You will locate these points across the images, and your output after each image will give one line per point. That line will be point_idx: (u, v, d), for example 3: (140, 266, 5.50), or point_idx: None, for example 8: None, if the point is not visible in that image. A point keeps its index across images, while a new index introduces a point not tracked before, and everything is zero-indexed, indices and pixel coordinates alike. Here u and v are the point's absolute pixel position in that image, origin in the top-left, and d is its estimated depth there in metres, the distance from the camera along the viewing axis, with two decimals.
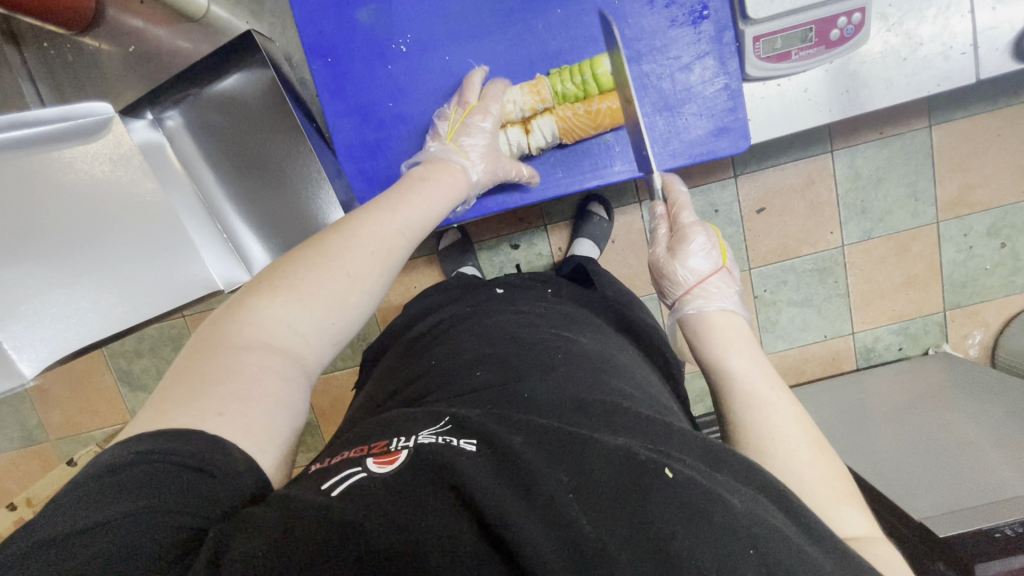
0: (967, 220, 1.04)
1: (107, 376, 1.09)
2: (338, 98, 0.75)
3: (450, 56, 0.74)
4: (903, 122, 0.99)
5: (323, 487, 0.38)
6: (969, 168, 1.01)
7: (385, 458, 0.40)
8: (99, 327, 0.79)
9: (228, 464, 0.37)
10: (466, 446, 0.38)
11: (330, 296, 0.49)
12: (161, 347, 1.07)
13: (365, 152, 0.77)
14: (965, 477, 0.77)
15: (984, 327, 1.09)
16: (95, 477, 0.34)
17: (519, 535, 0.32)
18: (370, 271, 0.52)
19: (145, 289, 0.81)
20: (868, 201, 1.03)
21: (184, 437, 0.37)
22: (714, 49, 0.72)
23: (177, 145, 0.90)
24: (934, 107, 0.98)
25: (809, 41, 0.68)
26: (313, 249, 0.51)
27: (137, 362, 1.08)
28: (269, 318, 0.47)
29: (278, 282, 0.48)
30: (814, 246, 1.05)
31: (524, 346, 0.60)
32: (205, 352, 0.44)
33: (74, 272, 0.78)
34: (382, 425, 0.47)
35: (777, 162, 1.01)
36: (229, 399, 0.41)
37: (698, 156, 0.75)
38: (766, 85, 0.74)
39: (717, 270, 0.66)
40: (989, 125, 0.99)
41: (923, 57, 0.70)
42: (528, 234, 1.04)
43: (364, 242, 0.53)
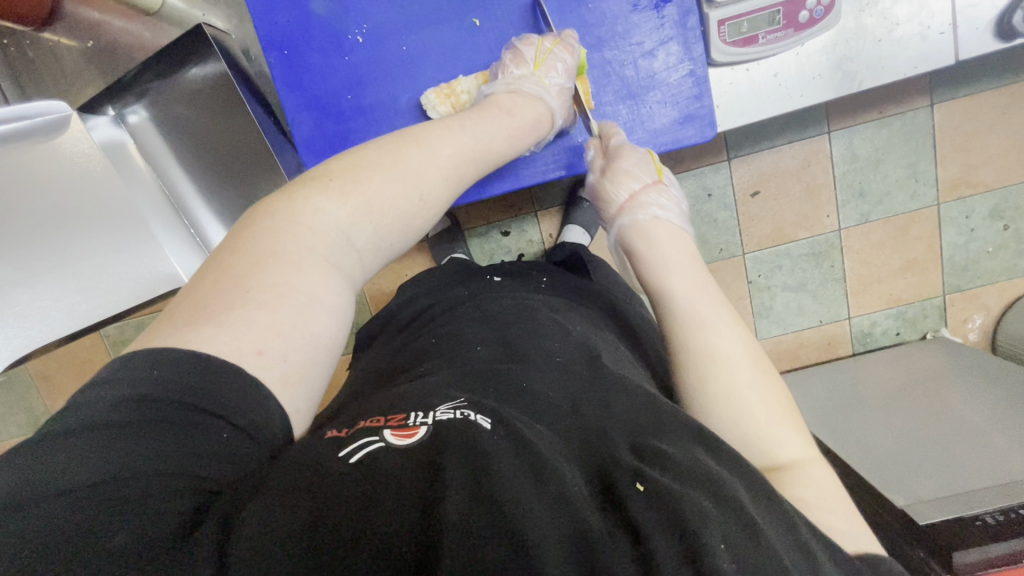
0: (969, 202, 1.01)
1: (108, 364, 1.12)
2: (294, 91, 0.74)
3: (407, 47, 0.73)
4: (903, 101, 0.96)
5: (340, 454, 0.38)
6: (972, 148, 0.98)
7: (404, 431, 0.41)
8: (60, 325, 0.81)
9: (256, 417, 0.38)
10: (483, 424, 0.40)
11: (397, 215, 0.54)
12: None
13: (323, 145, 0.75)
14: (952, 463, 0.77)
15: (984, 311, 1.07)
16: (103, 425, 0.34)
17: (530, 513, 0.32)
18: (436, 193, 0.57)
19: (112, 289, 0.84)
20: (866, 183, 1.01)
21: (221, 370, 0.38)
22: (678, 34, 0.70)
23: (140, 142, 0.91)
24: (935, 85, 0.95)
25: (777, 23, 0.66)
26: (393, 163, 0.54)
27: None
28: (328, 223, 0.50)
29: (349, 187, 0.51)
30: (810, 230, 1.04)
31: (528, 334, 0.60)
32: (255, 262, 0.45)
33: (33, 273, 0.78)
34: (398, 394, 0.48)
35: (772, 144, 0.99)
36: (268, 335, 0.42)
37: (663, 145, 0.74)
38: (734, 71, 0.72)
39: (654, 184, 0.68)
40: (992, 102, 0.95)
41: (900, 38, 0.68)
42: (519, 221, 1.03)
43: (429, 172, 0.56)
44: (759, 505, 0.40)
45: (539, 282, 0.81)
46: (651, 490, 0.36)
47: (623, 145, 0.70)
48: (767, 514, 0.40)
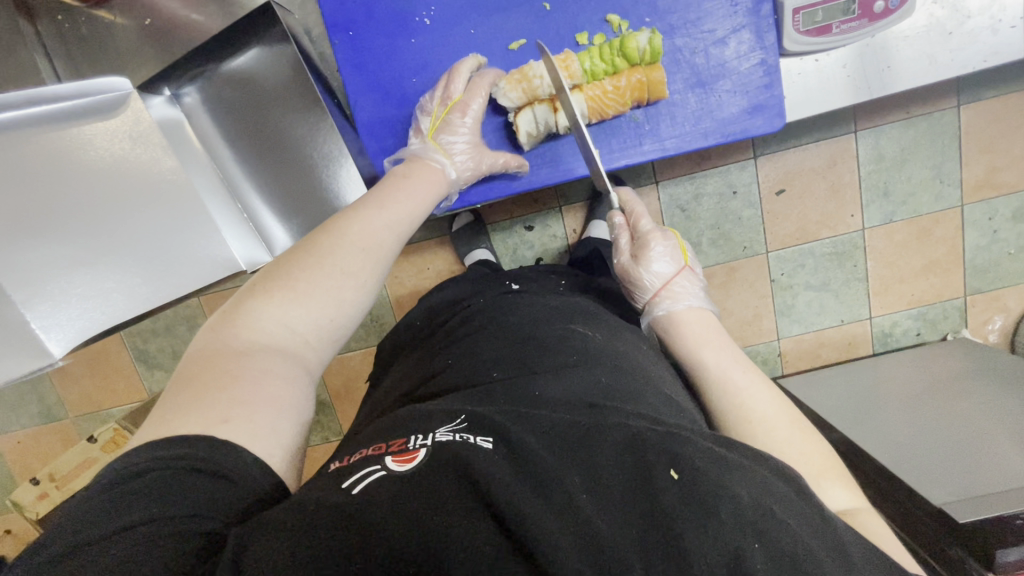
0: (993, 203, 1.01)
1: (124, 355, 1.10)
2: (359, 74, 0.74)
3: (473, 30, 0.73)
4: (930, 101, 0.96)
5: (342, 487, 0.38)
6: (997, 150, 0.98)
7: (404, 455, 0.40)
8: (125, 307, 0.79)
9: (238, 465, 0.38)
10: (482, 443, 0.39)
11: (330, 294, 0.52)
12: (176, 326, 1.08)
13: (386, 129, 0.76)
14: (983, 463, 0.76)
15: (1005, 313, 1.08)
16: (103, 493, 0.35)
17: (539, 534, 0.33)
18: (367, 268, 0.54)
19: (168, 272, 0.81)
20: (891, 183, 1.01)
21: (191, 442, 0.38)
22: (751, 22, 0.70)
23: (195, 123, 0.90)
24: (962, 85, 0.95)
25: (851, 13, 0.66)
26: (308, 254, 0.52)
27: (153, 341, 1.09)
28: (267, 320, 0.48)
29: (274, 285, 0.50)
30: (834, 230, 1.04)
31: (539, 340, 0.60)
32: (204, 364, 0.45)
33: (97, 255, 0.77)
34: (402, 417, 0.47)
35: (799, 142, 0.99)
36: (231, 405, 0.42)
37: (731, 135, 0.73)
38: (802, 61, 0.71)
39: (683, 270, 0.72)
40: (1019, 104, 0.96)
41: (971, 30, 0.68)
42: (543, 216, 1.03)
43: (346, 249, 0.53)
44: (780, 492, 0.41)
45: (559, 285, 0.81)
46: (665, 494, 0.37)
47: (651, 230, 0.74)
48: (787, 490, 0.42)
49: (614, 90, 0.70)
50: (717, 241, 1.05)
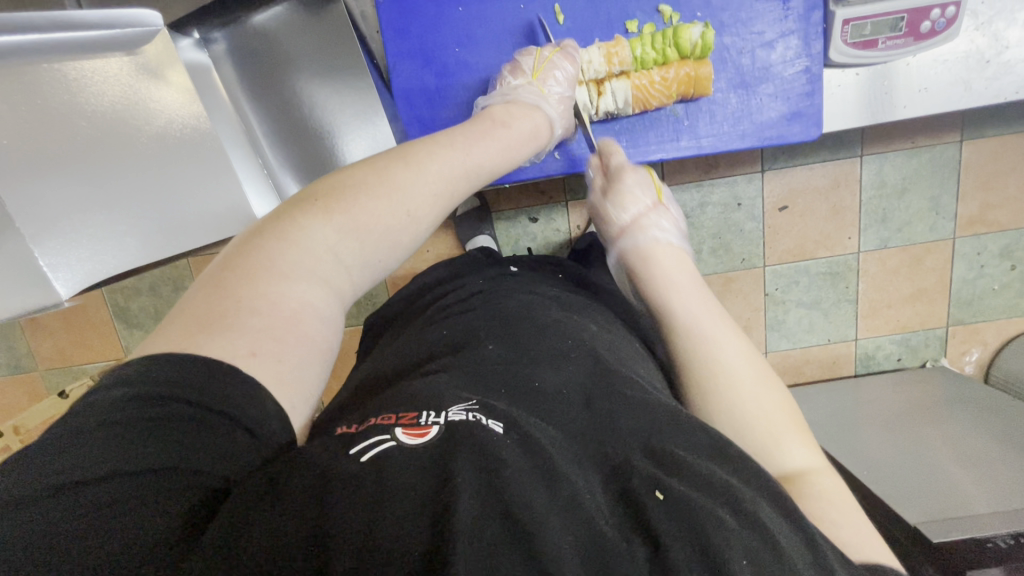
0: (983, 239, 1.04)
1: (102, 311, 1.06)
2: (399, 38, 0.72)
3: (524, 5, 0.71)
4: (936, 134, 0.98)
5: (350, 453, 0.36)
6: (993, 188, 1.01)
7: (416, 430, 0.37)
8: (138, 251, 0.76)
9: (257, 417, 0.36)
10: (492, 426, 0.37)
11: (383, 233, 0.51)
12: (160, 286, 1.04)
13: (423, 97, 0.74)
14: (956, 487, 0.79)
15: (982, 346, 1.11)
16: (93, 420, 0.32)
17: (543, 527, 0.30)
18: (427, 210, 0.54)
19: (185, 221, 0.79)
20: (890, 210, 1.03)
21: (224, 373, 0.36)
22: (800, 28, 0.70)
23: (222, 70, 0.86)
24: (968, 121, 0.97)
25: (899, 30, 0.67)
26: (377, 179, 0.51)
27: (136, 300, 1.05)
28: (319, 243, 0.47)
29: (336, 207, 0.48)
30: (830, 250, 1.06)
31: (538, 328, 0.57)
32: (243, 276, 0.43)
33: (110, 194, 0.73)
34: (404, 393, 0.44)
35: (806, 161, 1.00)
36: (263, 338, 0.40)
37: (767, 140, 0.74)
38: (844, 73, 0.73)
39: (654, 206, 0.73)
40: (1019, 145, 0.99)
41: (1008, 60, 0.70)
42: (548, 208, 1.02)
43: (420, 188, 0.53)
44: (773, 514, 0.39)
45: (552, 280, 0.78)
46: (652, 509, 0.35)
47: (623, 165, 0.73)
48: (783, 520, 0.39)
49: (661, 80, 0.70)
50: (717, 251, 1.06)
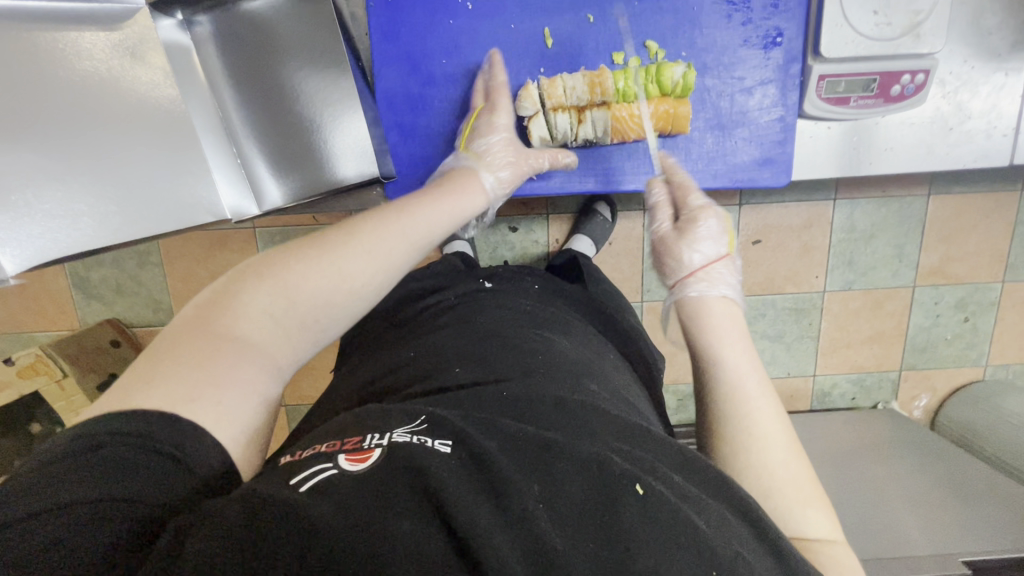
0: (940, 290, 1.09)
1: (60, 279, 1.02)
2: (388, 42, 0.72)
3: (515, 25, 0.72)
4: (905, 186, 1.02)
5: (291, 483, 0.35)
6: (954, 242, 1.06)
7: (358, 454, 0.37)
8: (93, 233, 0.68)
9: (202, 457, 0.36)
10: (438, 445, 0.37)
11: (371, 291, 0.51)
12: (125, 258, 1.01)
13: (405, 104, 0.74)
14: (894, 529, 0.82)
15: (931, 392, 1.16)
16: (47, 462, 0.33)
17: (485, 544, 0.31)
18: (412, 268, 0.55)
19: (149, 204, 0.70)
20: (856, 255, 1.07)
21: (178, 423, 0.36)
22: (778, 78, 0.72)
23: (203, 53, 0.74)
24: (936, 177, 1.02)
25: (870, 91, 0.70)
26: (370, 232, 0.52)
27: (97, 270, 1.01)
28: (309, 295, 0.47)
29: (313, 253, 0.49)
30: (798, 288, 1.09)
31: (505, 343, 0.57)
32: (229, 324, 0.43)
33: (74, 168, 0.66)
34: (352, 415, 0.43)
35: (782, 199, 1.03)
36: (212, 386, 0.39)
37: (738, 182, 0.76)
38: (817, 125, 0.75)
39: (724, 257, 0.63)
40: (980, 205, 1.03)
41: (969, 129, 0.74)
42: (528, 220, 1.02)
43: (411, 247, 0.54)
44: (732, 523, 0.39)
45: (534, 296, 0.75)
46: (629, 511, 0.35)
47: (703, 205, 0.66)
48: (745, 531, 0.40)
49: (641, 115, 0.71)
50: None
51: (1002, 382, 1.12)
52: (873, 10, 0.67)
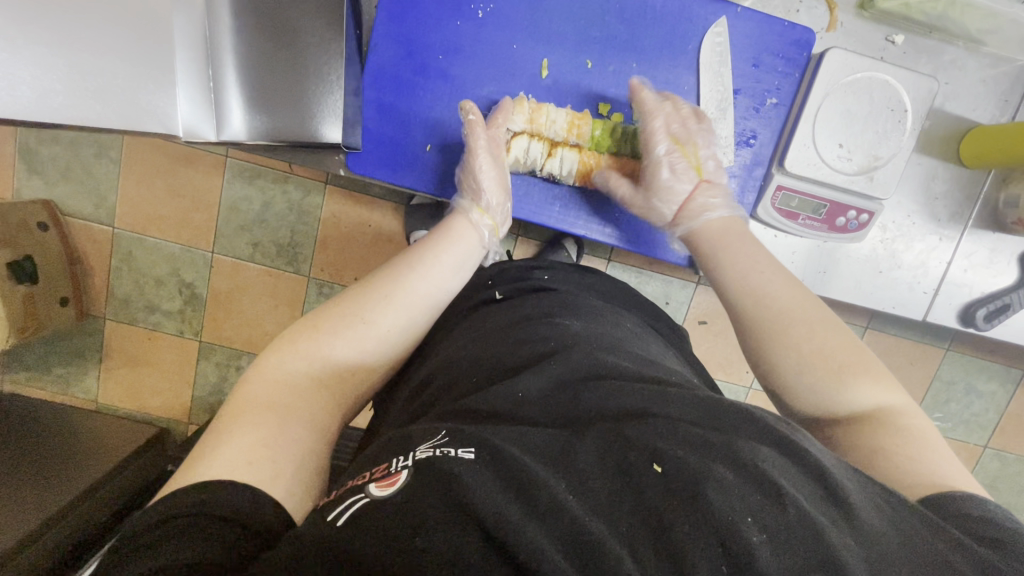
0: None
1: (6, 144, 0.96)
2: (392, 22, 0.71)
3: (517, 46, 0.73)
4: (848, 312, 1.08)
5: (326, 519, 0.32)
6: None
7: (386, 480, 0.34)
8: (28, 108, 0.54)
9: (240, 510, 0.35)
10: (461, 453, 0.34)
11: (373, 335, 0.55)
12: (81, 145, 0.97)
13: (392, 85, 0.73)
14: None
15: None
16: (119, 557, 0.33)
17: (521, 540, 0.29)
18: (415, 310, 0.59)
19: (88, 88, 0.56)
20: None
21: (213, 485, 0.37)
22: (742, 175, 0.76)
23: None
24: (876, 313, 1.08)
25: (817, 214, 0.75)
26: (367, 300, 0.57)
27: (48, 148, 0.96)
28: (301, 364, 0.50)
29: (306, 341, 0.52)
30: (728, 376, 1.13)
31: (523, 331, 0.53)
32: (251, 398, 0.46)
33: (21, 26, 0.53)
34: (377, 448, 0.40)
35: None
36: (255, 448, 0.41)
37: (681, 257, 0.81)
38: (765, 230, 0.79)
39: (699, 184, 0.71)
40: (907, 350, 1.10)
41: (895, 277, 0.79)
42: None
43: (406, 291, 0.59)
44: (773, 456, 0.36)
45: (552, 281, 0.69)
46: (651, 491, 0.32)
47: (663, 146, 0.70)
48: (802, 476, 0.35)
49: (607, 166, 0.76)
50: None
51: None
52: (839, 143, 0.71)
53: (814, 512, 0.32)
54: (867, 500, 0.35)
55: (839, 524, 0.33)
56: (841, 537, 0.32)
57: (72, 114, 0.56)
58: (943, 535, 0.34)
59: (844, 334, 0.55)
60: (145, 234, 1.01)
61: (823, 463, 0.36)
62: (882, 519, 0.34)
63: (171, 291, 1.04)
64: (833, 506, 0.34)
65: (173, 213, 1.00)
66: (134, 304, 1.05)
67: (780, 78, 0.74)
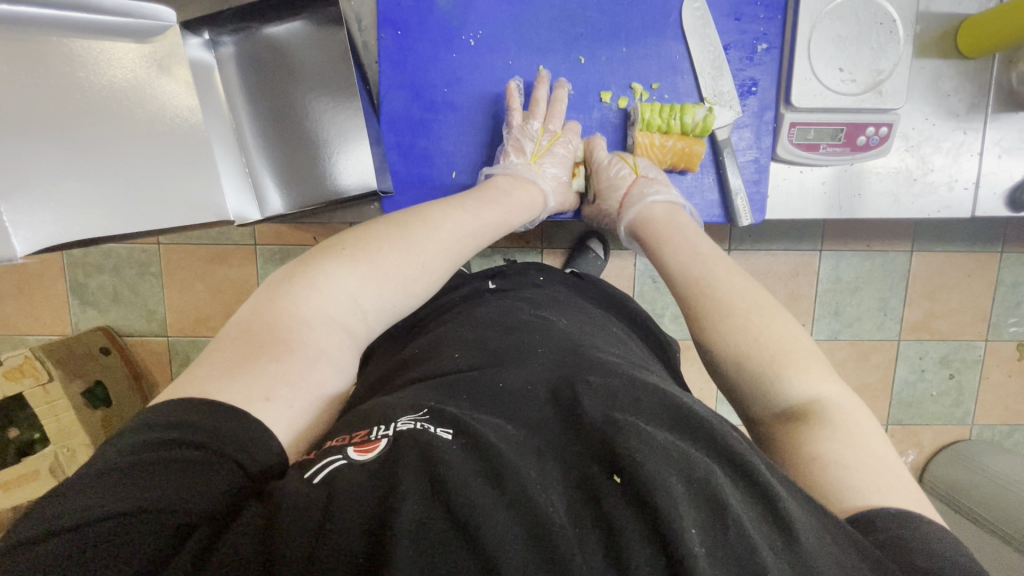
0: (925, 344, 1.10)
1: (58, 284, 1.03)
2: (394, 70, 0.75)
3: (512, 62, 0.76)
4: (888, 241, 1.06)
5: (304, 475, 0.33)
6: (937, 299, 1.08)
7: (366, 446, 0.35)
8: (102, 219, 0.58)
9: (248, 448, 0.35)
10: (441, 433, 0.34)
11: (399, 279, 0.52)
12: (125, 268, 1.03)
13: (406, 127, 0.76)
14: None
15: (918, 448, 1.16)
16: (111, 466, 0.31)
17: (481, 523, 0.28)
18: (438, 260, 0.56)
19: (155, 194, 0.61)
20: (842, 305, 1.09)
21: (237, 420, 0.36)
22: (753, 123, 0.77)
23: (226, 75, 0.69)
24: (918, 234, 1.06)
25: (838, 140, 0.76)
26: (399, 236, 0.53)
27: (96, 278, 1.03)
28: (341, 289, 0.48)
29: (361, 256, 0.50)
30: None
31: (503, 326, 0.53)
32: (272, 323, 0.43)
33: (85, 153, 0.57)
34: (362, 411, 0.41)
35: (770, 248, 1.06)
36: (277, 382, 0.40)
37: (714, 217, 0.79)
38: (790, 169, 0.79)
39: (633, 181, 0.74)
40: (961, 263, 1.07)
41: (931, 182, 0.78)
42: (523, 252, 1.05)
43: (432, 241, 0.55)
44: (734, 488, 0.34)
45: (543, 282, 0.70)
46: (609, 496, 0.32)
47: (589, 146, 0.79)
48: (750, 506, 0.34)
49: (660, 147, 0.76)
50: (679, 318, 1.09)
51: (989, 442, 1.12)
52: (839, 68, 0.73)
53: (753, 534, 0.31)
54: (821, 535, 0.33)
55: (778, 550, 0.32)
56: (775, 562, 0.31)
57: (146, 218, 0.60)
58: (864, 553, 0.34)
59: (790, 326, 0.53)
60: (197, 335, 1.06)
61: (771, 482, 0.35)
62: (825, 549, 0.33)
63: None
64: (773, 537, 0.32)
65: (218, 310, 1.05)
66: None
67: (766, 24, 0.75)
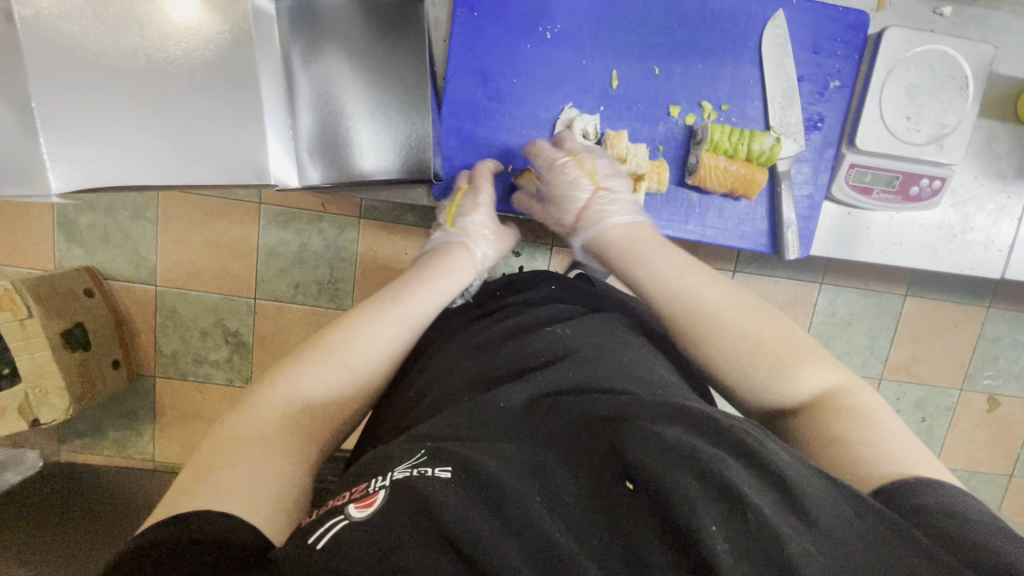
0: (904, 386, 1.14)
1: (44, 216, 0.98)
2: (465, 52, 0.72)
3: (586, 61, 0.74)
4: (886, 283, 1.08)
5: (309, 541, 0.31)
6: (922, 344, 1.12)
7: (366, 500, 0.33)
8: (144, 170, 0.58)
9: (230, 530, 0.36)
10: (437, 473, 0.33)
11: (336, 375, 0.54)
12: (119, 210, 0.98)
13: (469, 112, 0.74)
14: None
15: None
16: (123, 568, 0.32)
17: (489, 555, 0.28)
18: (372, 351, 0.58)
19: (192, 152, 0.59)
20: (833, 338, 1.11)
21: (198, 518, 0.36)
22: (814, 159, 0.77)
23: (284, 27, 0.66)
24: (914, 280, 1.08)
25: (891, 187, 0.77)
26: (323, 341, 0.56)
27: (87, 216, 0.98)
28: (281, 399, 0.49)
29: (288, 370, 0.52)
30: None
31: (507, 346, 0.52)
32: (225, 440, 0.44)
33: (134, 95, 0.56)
34: (373, 456, 0.40)
35: (774, 275, 1.07)
36: (239, 472, 0.41)
37: (764, 246, 0.79)
38: (839, 209, 0.80)
39: None
40: (950, 313, 1.10)
41: (970, 240, 0.81)
42: (532, 248, 1.01)
43: (362, 334, 0.58)
44: (739, 465, 0.33)
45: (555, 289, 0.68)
46: (624, 517, 0.32)
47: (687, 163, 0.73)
48: (760, 486, 0.32)
49: (724, 169, 0.73)
50: None
51: None
52: (906, 116, 0.74)
53: (770, 516, 0.30)
54: (843, 510, 0.32)
55: (799, 529, 0.30)
56: (799, 542, 0.29)
57: (183, 172, 0.59)
58: (907, 537, 0.31)
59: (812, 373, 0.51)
60: (187, 289, 1.02)
61: (782, 460, 0.33)
62: (851, 525, 0.31)
63: (217, 342, 1.05)
64: (791, 515, 0.31)
65: (211, 265, 1.02)
66: (182, 358, 1.06)
67: (841, 61, 0.75)
